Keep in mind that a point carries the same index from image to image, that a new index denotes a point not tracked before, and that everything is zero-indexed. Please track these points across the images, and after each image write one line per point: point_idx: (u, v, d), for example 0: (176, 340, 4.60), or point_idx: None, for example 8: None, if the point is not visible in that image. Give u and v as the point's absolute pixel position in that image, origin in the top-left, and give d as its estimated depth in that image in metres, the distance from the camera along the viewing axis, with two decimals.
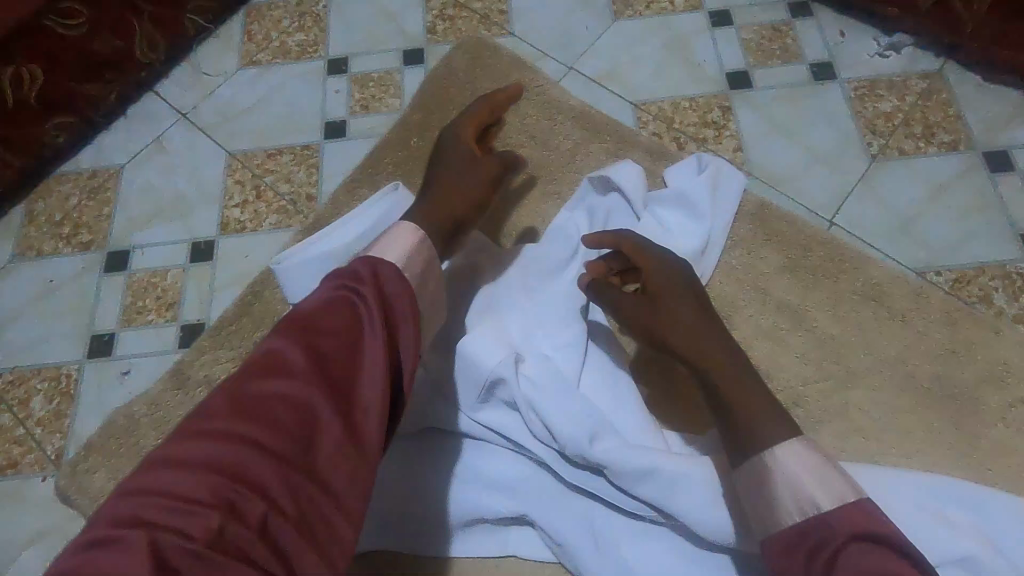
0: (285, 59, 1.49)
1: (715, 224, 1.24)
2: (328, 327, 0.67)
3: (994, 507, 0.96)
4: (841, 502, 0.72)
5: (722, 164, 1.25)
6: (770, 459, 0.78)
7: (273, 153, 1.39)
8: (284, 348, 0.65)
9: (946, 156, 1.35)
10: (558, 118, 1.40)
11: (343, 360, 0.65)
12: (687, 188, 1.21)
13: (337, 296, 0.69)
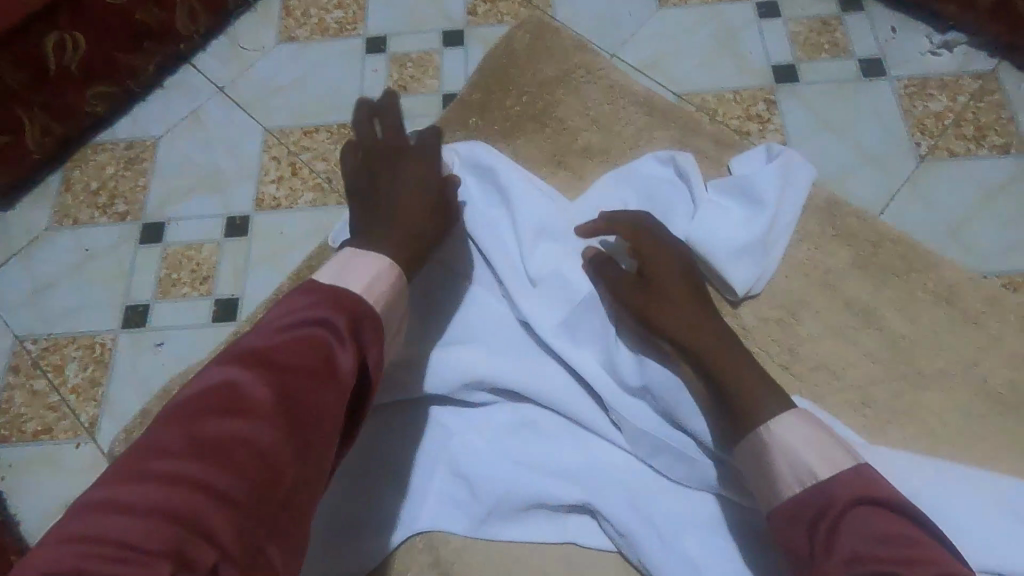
0: (323, 36, 1.50)
1: (778, 223, 1.03)
2: (292, 365, 0.65)
3: None
4: (837, 469, 0.73)
5: (795, 154, 1.05)
6: (767, 432, 0.78)
7: (308, 130, 1.41)
8: (242, 386, 0.63)
9: (995, 157, 1.27)
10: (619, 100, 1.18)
11: (308, 399, 0.64)
12: (750, 178, 1.02)
13: (311, 329, 0.68)
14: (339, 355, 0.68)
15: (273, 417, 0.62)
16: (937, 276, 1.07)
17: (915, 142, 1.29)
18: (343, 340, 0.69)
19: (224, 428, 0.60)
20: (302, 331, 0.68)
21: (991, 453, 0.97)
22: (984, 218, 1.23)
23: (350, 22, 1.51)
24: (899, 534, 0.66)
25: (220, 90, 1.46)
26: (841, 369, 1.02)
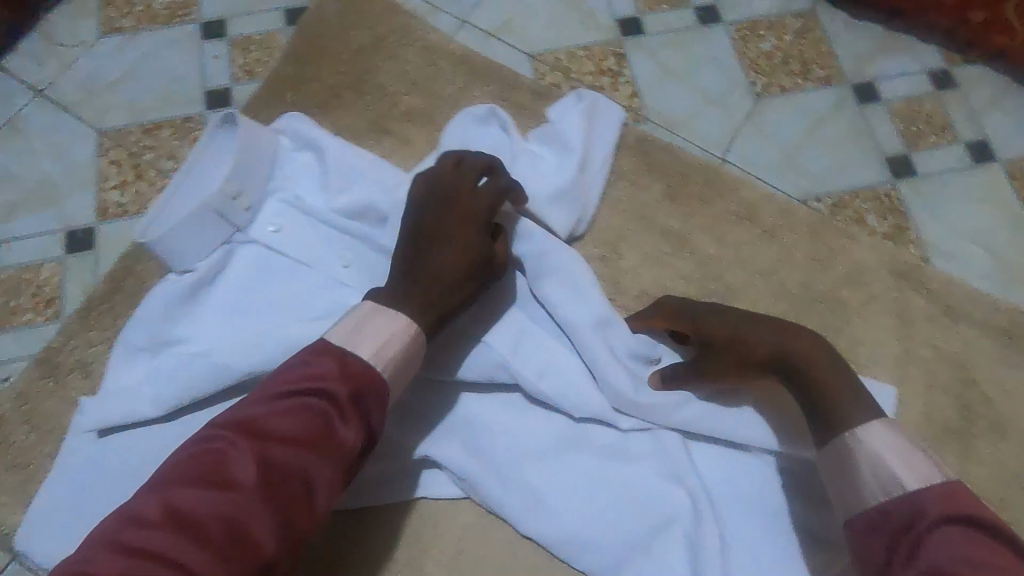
0: (152, 25, 1.38)
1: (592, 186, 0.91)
2: (282, 435, 0.59)
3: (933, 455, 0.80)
4: (930, 482, 0.60)
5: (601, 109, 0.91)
6: (856, 438, 0.65)
7: (150, 126, 1.30)
8: (231, 450, 0.58)
9: (819, 90, 1.35)
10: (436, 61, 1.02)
11: (295, 477, 0.58)
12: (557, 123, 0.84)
13: (301, 398, 0.61)
14: (335, 433, 0.60)
15: (253, 493, 0.56)
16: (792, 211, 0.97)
17: (749, 80, 1.37)
18: (342, 414, 0.61)
19: (204, 499, 0.55)
20: (301, 397, 0.61)
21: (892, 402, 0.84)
22: (813, 146, 1.31)
23: (181, 7, 1.39)
24: (994, 555, 0.54)
25: (40, 93, 1.32)
26: None
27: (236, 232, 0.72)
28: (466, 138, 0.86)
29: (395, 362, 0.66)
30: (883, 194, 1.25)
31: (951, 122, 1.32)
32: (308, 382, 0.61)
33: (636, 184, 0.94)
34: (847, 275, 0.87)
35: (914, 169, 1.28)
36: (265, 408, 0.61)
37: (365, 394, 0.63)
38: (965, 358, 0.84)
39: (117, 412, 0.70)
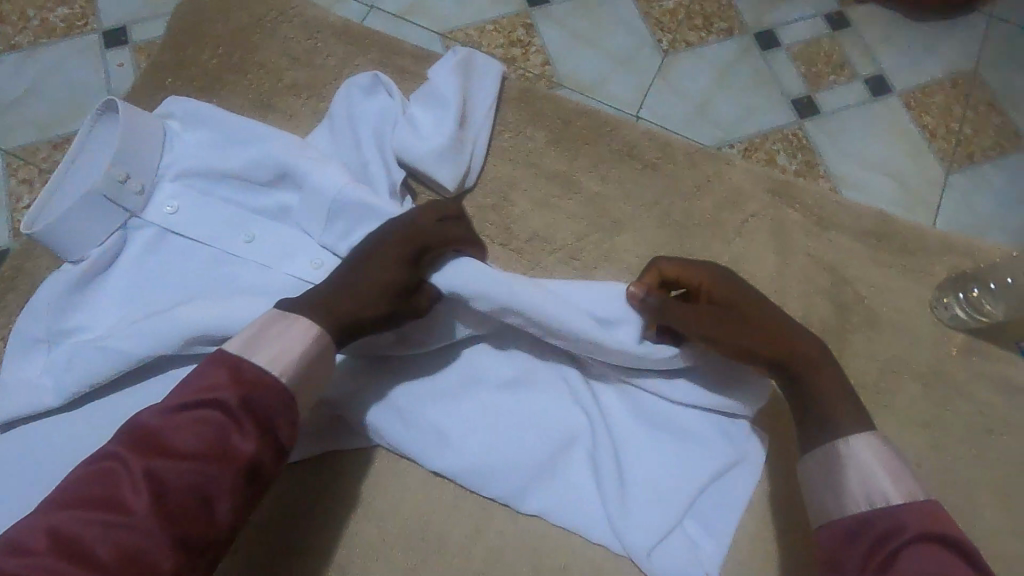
0: (51, 38, 1.18)
1: (474, 142, 0.71)
2: (172, 450, 0.43)
3: (965, 442, 0.63)
4: (917, 501, 0.44)
5: (478, 60, 0.73)
6: (841, 444, 0.48)
7: (58, 141, 1.11)
8: (122, 468, 0.42)
9: (722, 43, 1.06)
10: (306, 24, 0.77)
11: (190, 495, 0.42)
12: (436, 91, 0.70)
13: (191, 405, 0.44)
14: (229, 445, 0.44)
15: (148, 510, 0.41)
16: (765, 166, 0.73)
17: (656, 41, 1.06)
18: (241, 422, 0.44)
19: (90, 520, 0.40)
20: (192, 405, 0.44)
21: (911, 382, 0.65)
22: (728, 104, 1.02)
23: (78, 16, 1.18)
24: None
25: None
26: None
27: (132, 218, 0.66)
28: (351, 119, 0.69)
29: (303, 370, 0.49)
30: (790, 135, 0.99)
31: (847, 59, 1.05)
32: (196, 392, 0.45)
33: (523, 133, 0.74)
34: (723, 223, 0.71)
35: (890, 87, 1.01)
36: (154, 424, 0.44)
37: (271, 401, 0.46)
38: (882, 303, 0.68)
39: (13, 407, 0.61)
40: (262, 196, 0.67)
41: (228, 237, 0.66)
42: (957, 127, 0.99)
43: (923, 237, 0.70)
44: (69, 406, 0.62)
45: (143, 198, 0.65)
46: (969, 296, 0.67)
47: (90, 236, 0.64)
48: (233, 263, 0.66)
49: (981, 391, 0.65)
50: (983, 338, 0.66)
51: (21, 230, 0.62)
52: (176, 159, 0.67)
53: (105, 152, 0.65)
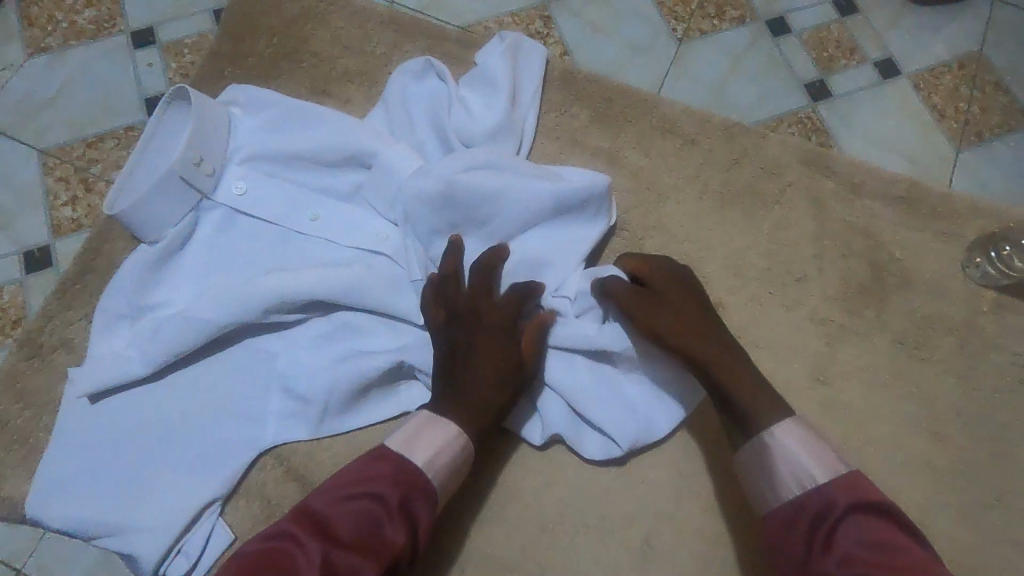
0: (82, 39, 1.08)
1: (525, 121, 0.74)
2: (339, 538, 0.49)
3: (1003, 388, 0.67)
4: (837, 474, 0.51)
5: (524, 44, 0.76)
6: (763, 441, 0.54)
7: (92, 141, 1.02)
8: (298, 547, 0.48)
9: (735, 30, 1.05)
10: (353, 13, 0.81)
11: (353, 567, 0.47)
12: (490, 73, 0.73)
13: (356, 480, 0.53)
14: (384, 535, 0.50)
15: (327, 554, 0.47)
16: (796, 141, 0.76)
17: (672, 28, 1.05)
18: (394, 517, 0.51)
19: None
20: (357, 494, 0.52)
21: (952, 335, 0.69)
22: (742, 87, 1.03)
23: (106, 17, 1.08)
24: (899, 550, 0.46)
25: None
26: (755, 262, 0.72)
27: (203, 199, 0.69)
28: (404, 101, 0.73)
29: (445, 474, 0.56)
30: (805, 117, 1.01)
31: (858, 44, 1.05)
32: (358, 483, 0.53)
33: (566, 112, 0.77)
34: (762, 192, 0.74)
35: (900, 70, 1.03)
36: (321, 509, 0.51)
37: (414, 492, 0.53)
38: (916, 263, 0.71)
39: (103, 377, 0.63)
40: (327, 175, 0.71)
41: (297, 214, 0.70)
42: (968, 106, 1.01)
43: (950, 200, 0.74)
44: (155, 376, 0.64)
45: (215, 178, 0.69)
46: (1003, 255, 0.70)
47: (168, 215, 0.67)
48: (307, 241, 0.70)
49: (1015, 341, 0.68)
50: (1013, 290, 0.70)
51: (102, 210, 0.65)
52: (242, 142, 0.71)
53: (178, 140, 0.69)
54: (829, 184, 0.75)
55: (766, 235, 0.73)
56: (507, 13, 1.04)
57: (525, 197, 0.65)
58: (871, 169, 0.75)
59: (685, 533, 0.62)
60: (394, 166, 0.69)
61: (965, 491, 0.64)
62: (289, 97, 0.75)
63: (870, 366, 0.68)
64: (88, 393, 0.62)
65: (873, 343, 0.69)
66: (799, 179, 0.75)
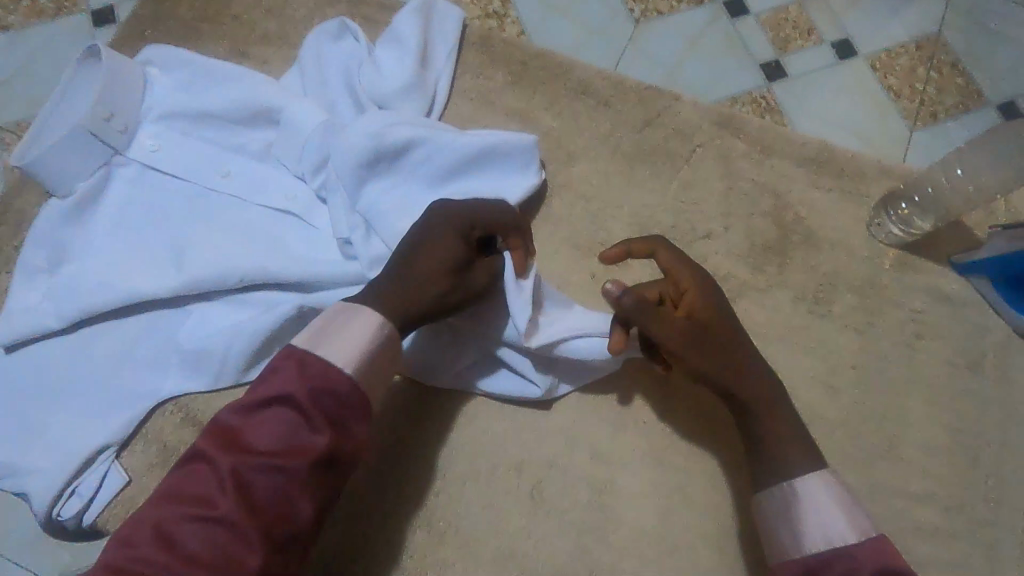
0: (41, 18, 1.09)
1: (437, 85, 0.76)
2: (251, 450, 0.45)
3: (901, 344, 0.68)
4: (868, 538, 0.48)
5: (439, 10, 0.77)
6: (793, 488, 0.51)
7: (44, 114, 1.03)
8: (210, 469, 0.44)
9: (693, 12, 1.03)
10: None
11: (271, 483, 0.44)
12: (403, 35, 0.73)
13: (266, 388, 0.47)
14: (302, 444, 0.45)
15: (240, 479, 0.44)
16: (717, 108, 0.77)
17: (627, 9, 1.03)
18: (310, 418, 0.46)
19: (189, 515, 0.43)
20: (267, 399, 0.46)
21: (854, 292, 0.70)
22: (696, 70, 1.00)
23: None
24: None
25: None
26: (664, 221, 0.73)
27: (115, 155, 0.69)
28: (318, 61, 0.74)
29: (372, 364, 0.50)
30: (759, 98, 0.98)
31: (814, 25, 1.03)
32: (269, 387, 0.47)
33: (483, 74, 0.78)
34: (672, 153, 0.75)
35: (856, 50, 1.01)
36: (232, 421, 0.46)
37: (337, 388, 0.47)
38: (823, 223, 0.72)
39: (10, 329, 0.63)
40: (239, 132, 0.69)
41: (207, 171, 0.68)
42: (921, 85, 0.99)
43: (863, 165, 0.74)
44: (65, 329, 0.64)
45: (127, 136, 0.68)
46: (898, 213, 0.71)
47: (78, 170, 0.67)
48: (217, 197, 0.69)
49: (915, 298, 0.69)
50: (913, 249, 0.71)
51: (12, 164, 0.65)
52: (154, 99, 0.70)
53: (88, 95, 0.70)
54: (747, 149, 0.75)
55: (677, 196, 0.73)
56: None
57: (445, 145, 0.66)
58: (791, 136, 0.76)
59: (571, 479, 0.62)
60: (305, 118, 0.68)
61: (855, 443, 0.65)
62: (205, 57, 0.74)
63: (769, 321, 0.69)
64: (2, 343, 0.63)
65: (777, 299, 0.70)
66: (715, 144, 0.75)
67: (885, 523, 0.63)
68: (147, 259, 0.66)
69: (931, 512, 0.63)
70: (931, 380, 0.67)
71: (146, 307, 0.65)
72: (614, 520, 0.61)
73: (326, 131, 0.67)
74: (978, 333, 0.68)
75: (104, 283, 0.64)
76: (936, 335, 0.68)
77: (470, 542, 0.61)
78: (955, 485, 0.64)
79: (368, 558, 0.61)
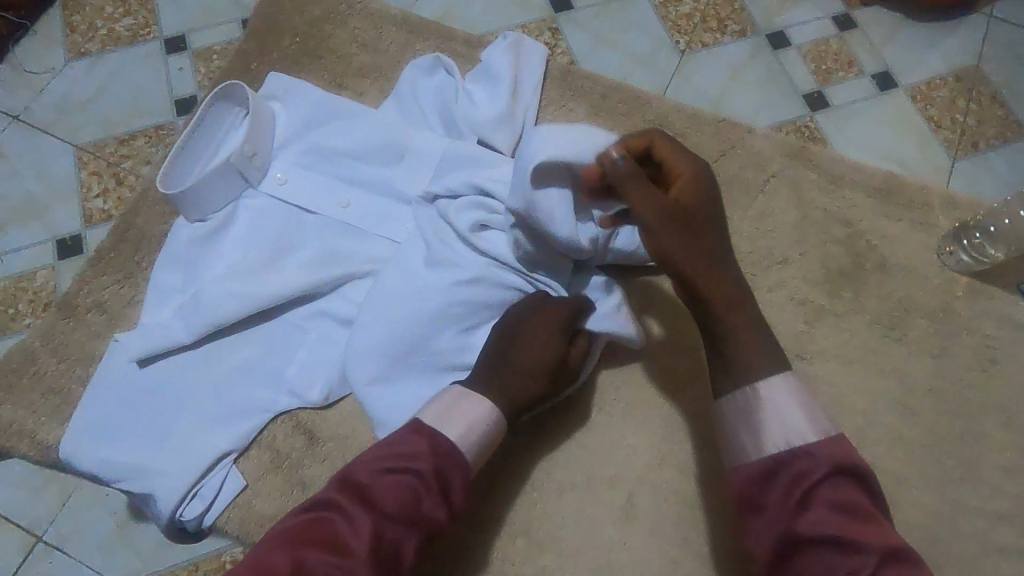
0: (116, 45, 1.12)
1: (526, 117, 0.81)
2: (383, 509, 0.50)
3: (975, 368, 0.70)
4: (827, 437, 0.49)
5: (525, 44, 0.82)
6: (756, 390, 0.51)
7: (123, 138, 1.06)
8: (343, 518, 0.50)
9: (736, 44, 1.06)
10: (366, 16, 0.88)
11: (395, 535, 0.50)
12: (498, 71, 0.79)
13: (394, 463, 0.53)
14: (423, 511, 0.52)
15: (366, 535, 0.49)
16: (782, 141, 0.81)
17: (673, 42, 1.06)
18: (431, 490, 0.52)
19: (325, 559, 0.47)
20: (396, 465, 0.52)
21: (927, 317, 0.72)
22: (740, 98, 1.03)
23: (142, 24, 1.13)
24: (870, 517, 0.46)
25: (8, 120, 1.08)
26: (738, 247, 0.76)
27: (248, 189, 0.74)
28: (415, 95, 0.79)
29: (484, 450, 0.57)
30: (802, 126, 1.01)
31: (856, 58, 1.06)
32: (400, 457, 0.53)
33: (564, 107, 0.84)
34: (746, 182, 0.79)
35: (896, 82, 1.04)
36: (365, 480, 0.52)
37: (456, 466, 0.54)
38: (891, 251, 0.75)
39: (149, 342, 0.67)
40: (360, 169, 0.75)
41: (328, 203, 0.73)
42: (965, 119, 1.02)
43: (928, 196, 0.77)
44: (200, 344, 0.69)
45: (261, 170, 0.74)
46: (971, 241, 0.75)
47: (213, 201, 0.72)
48: (342, 226, 0.73)
49: (987, 325, 0.72)
50: (982, 278, 0.74)
51: (161, 189, 0.71)
52: (286, 137, 0.76)
53: (230, 143, 0.77)
54: (813, 182, 0.79)
55: (752, 225, 0.77)
56: (517, 25, 1.06)
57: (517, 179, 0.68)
58: (858, 169, 0.79)
59: (664, 492, 0.66)
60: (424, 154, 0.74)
61: (935, 463, 0.67)
62: (318, 89, 0.80)
63: (846, 342, 0.72)
64: (138, 357, 0.67)
65: (853, 325, 0.72)
66: (784, 175, 0.79)
67: (969, 538, 0.65)
68: (267, 277, 0.70)
69: (1009, 531, 0.65)
70: (1004, 402, 0.69)
71: (276, 325, 0.70)
72: (705, 531, 0.65)
73: (444, 166, 0.73)
74: None
75: (230, 299, 0.68)
76: (1009, 359, 0.71)
77: (568, 550, 0.64)
78: None
79: (473, 562, 0.65)
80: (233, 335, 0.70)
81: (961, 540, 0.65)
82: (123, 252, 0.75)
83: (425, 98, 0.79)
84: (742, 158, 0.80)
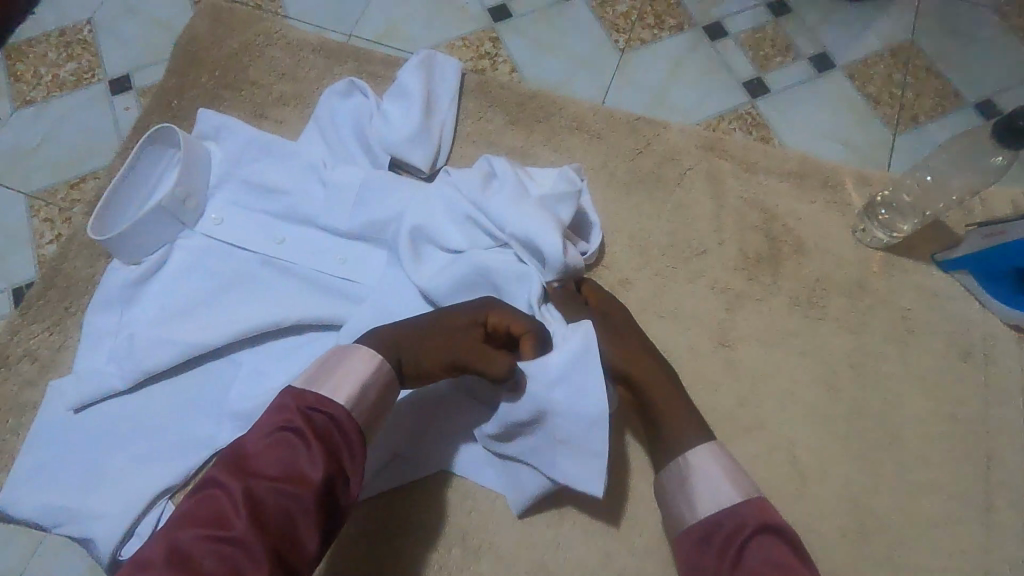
0: (62, 91, 1.10)
1: (442, 132, 0.82)
2: (263, 472, 0.47)
3: (896, 340, 0.72)
4: (748, 495, 0.51)
5: (437, 58, 0.83)
6: (685, 458, 0.55)
7: (75, 182, 1.03)
8: (221, 490, 0.46)
9: (674, 37, 1.06)
10: (285, 46, 0.89)
11: (281, 498, 0.46)
12: (415, 90, 0.79)
13: (270, 429, 0.49)
14: (305, 468, 0.47)
15: (244, 503, 0.45)
16: (703, 136, 0.82)
17: (613, 41, 1.06)
18: (311, 444, 0.48)
19: (202, 535, 0.44)
20: (272, 431, 0.49)
21: (848, 295, 0.74)
22: (684, 91, 1.02)
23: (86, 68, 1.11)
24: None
25: None
26: (663, 242, 0.77)
27: (183, 230, 0.74)
28: (332, 120, 0.80)
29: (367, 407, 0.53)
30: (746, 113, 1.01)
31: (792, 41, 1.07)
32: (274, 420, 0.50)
33: (482, 118, 0.86)
34: (666, 178, 0.81)
35: (834, 63, 1.04)
36: (241, 450, 0.48)
37: (332, 420, 0.50)
38: (810, 233, 0.77)
39: (86, 390, 0.68)
40: (285, 200, 0.74)
41: (262, 240, 0.73)
42: (901, 92, 1.02)
43: (842, 177, 0.80)
44: (136, 387, 0.70)
45: (196, 213, 0.74)
46: (881, 218, 0.75)
47: (146, 245, 0.73)
48: (274, 261, 0.73)
49: (904, 297, 0.74)
50: (897, 251, 0.76)
51: (92, 235, 0.71)
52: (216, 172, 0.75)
53: (166, 186, 0.78)
54: (736, 173, 0.80)
55: (675, 222, 0.78)
56: (455, 38, 1.04)
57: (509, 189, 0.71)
58: (778, 156, 0.81)
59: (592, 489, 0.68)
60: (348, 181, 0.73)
61: (862, 437, 0.69)
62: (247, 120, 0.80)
63: (768, 327, 0.73)
64: (76, 404, 0.68)
65: (778, 309, 0.74)
66: (705, 169, 0.81)
67: (898, 509, 0.66)
68: (199, 319, 0.71)
69: (935, 497, 0.67)
70: (926, 371, 0.71)
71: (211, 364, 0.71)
72: (633, 522, 0.66)
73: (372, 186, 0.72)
74: (966, 324, 0.73)
75: (166, 344, 0.69)
76: (927, 329, 0.72)
77: (501, 553, 0.66)
78: (956, 471, 0.68)
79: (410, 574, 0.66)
80: (175, 377, 0.71)
81: (888, 510, 0.66)
82: (55, 299, 0.76)
83: (346, 123, 0.79)
84: (659, 155, 0.82)
